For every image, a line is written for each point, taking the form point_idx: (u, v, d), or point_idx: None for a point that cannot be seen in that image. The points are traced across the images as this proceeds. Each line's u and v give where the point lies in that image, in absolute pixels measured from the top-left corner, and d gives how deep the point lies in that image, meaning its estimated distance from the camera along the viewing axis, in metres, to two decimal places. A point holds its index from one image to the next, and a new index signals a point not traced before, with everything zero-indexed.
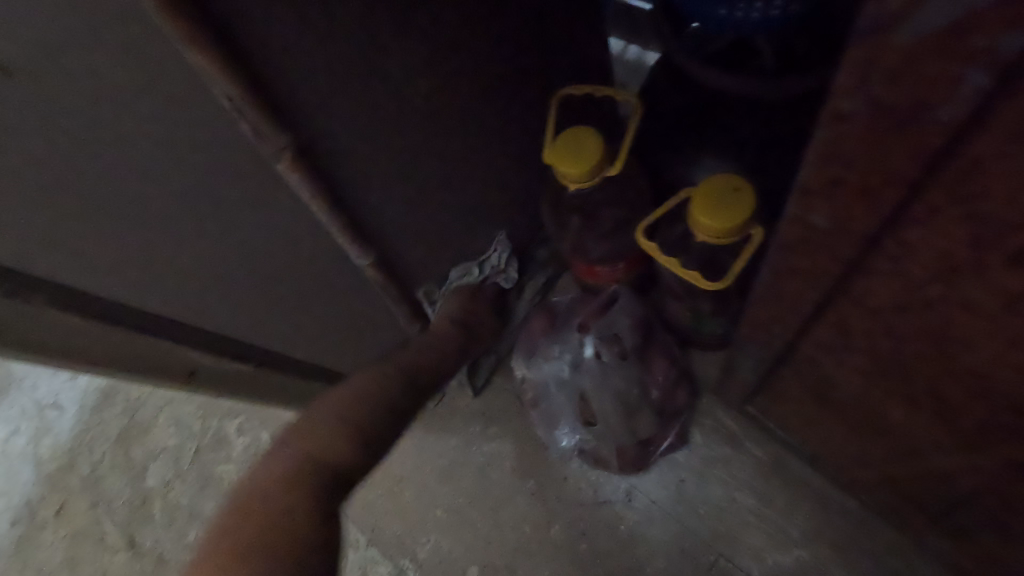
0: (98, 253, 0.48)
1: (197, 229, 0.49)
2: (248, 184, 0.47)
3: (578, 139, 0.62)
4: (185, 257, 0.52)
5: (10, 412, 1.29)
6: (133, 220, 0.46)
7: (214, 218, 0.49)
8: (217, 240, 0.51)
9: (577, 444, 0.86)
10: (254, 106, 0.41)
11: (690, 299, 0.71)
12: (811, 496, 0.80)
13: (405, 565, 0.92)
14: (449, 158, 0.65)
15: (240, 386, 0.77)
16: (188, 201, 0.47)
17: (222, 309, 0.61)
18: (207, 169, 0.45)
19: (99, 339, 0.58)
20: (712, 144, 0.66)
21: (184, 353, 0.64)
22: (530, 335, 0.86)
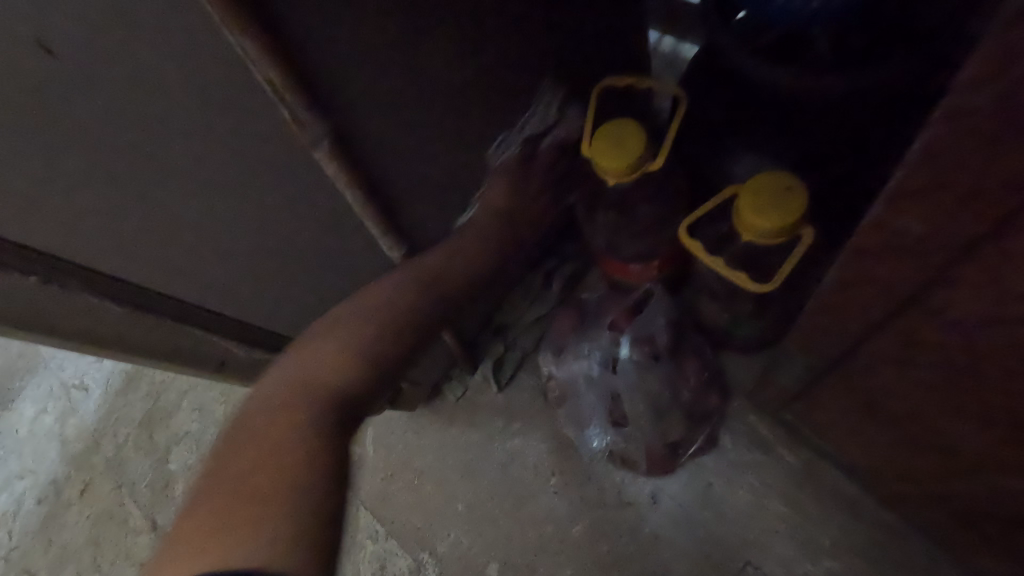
0: (132, 238, 0.47)
1: (232, 218, 0.49)
2: (287, 174, 0.46)
3: (620, 131, 0.59)
4: (218, 245, 0.51)
5: (37, 392, 1.31)
6: (170, 208, 0.46)
7: (250, 207, 0.48)
8: (251, 228, 0.51)
9: (607, 445, 0.85)
10: (297, 93, 0.39)
11: (728, 301, 0.69)
12: (844, 505, 0.78)
13: (425, 559, 0.91)
14: (484, 150, 0.63)
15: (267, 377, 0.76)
16: (225, 189, 0.46)
17: (253, 299, 0.61)
18: (247, 157, 0.44)
19: (122, 326, 0.57)
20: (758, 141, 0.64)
21: (209, 341, 0.63)
22: (559, 333, 0.84)
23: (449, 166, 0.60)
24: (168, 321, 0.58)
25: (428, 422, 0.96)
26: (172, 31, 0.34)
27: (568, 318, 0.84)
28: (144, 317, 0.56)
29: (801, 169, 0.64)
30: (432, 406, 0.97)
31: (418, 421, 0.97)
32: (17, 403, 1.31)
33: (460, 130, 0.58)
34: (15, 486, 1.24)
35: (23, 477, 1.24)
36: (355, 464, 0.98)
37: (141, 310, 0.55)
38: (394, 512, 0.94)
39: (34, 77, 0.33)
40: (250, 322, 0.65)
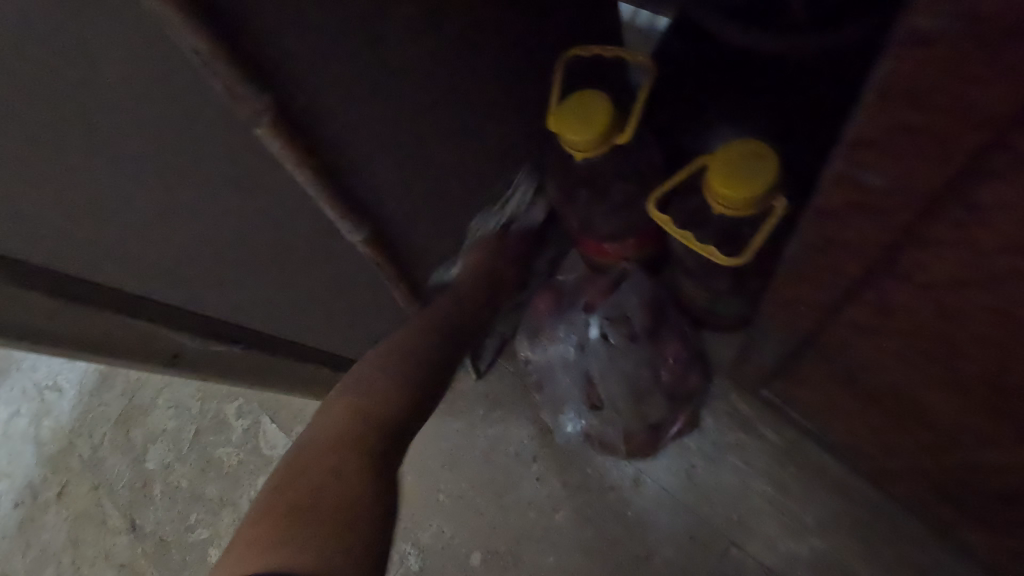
0: (57, 222, 0.44)
1: (172, 203, 0.46)
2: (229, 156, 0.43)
3: (586, 103, 0.57)
4: (161, 231, 0.48)
5: (10, 393, 1.28)
6: (103, 191, 0.43)
7: (192, 192, 0.45)
8: (197, 213, 0.48)
9: (582, 428, 0.83)
10: (229, 62, 0.35)
11: (705, 278, 0.67)
12: (828, 483, 0.77)
13: (408, 550, 0.90)
14: (448, 127, 0.60)
15: (229, 371, 0.74)
16: (162, 171, 0.43)
17: (208, 289, 0.58)
18: (184, 141, 0.41)
19: (64, 320, 0.55)
20: (733, 110, 0.62)
21: (161, 332, 0.61)
22: (535, 316, 0.82)
23: (411, 145, 0.57)
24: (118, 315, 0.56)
25: None
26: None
27: (545, 301, 0.82)
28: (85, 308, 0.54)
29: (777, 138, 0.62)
30: None
31: None
32: None
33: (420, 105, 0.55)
34: None
35: None
36: None
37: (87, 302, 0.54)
38: None
39: None
40: (208, 314, 0.63)
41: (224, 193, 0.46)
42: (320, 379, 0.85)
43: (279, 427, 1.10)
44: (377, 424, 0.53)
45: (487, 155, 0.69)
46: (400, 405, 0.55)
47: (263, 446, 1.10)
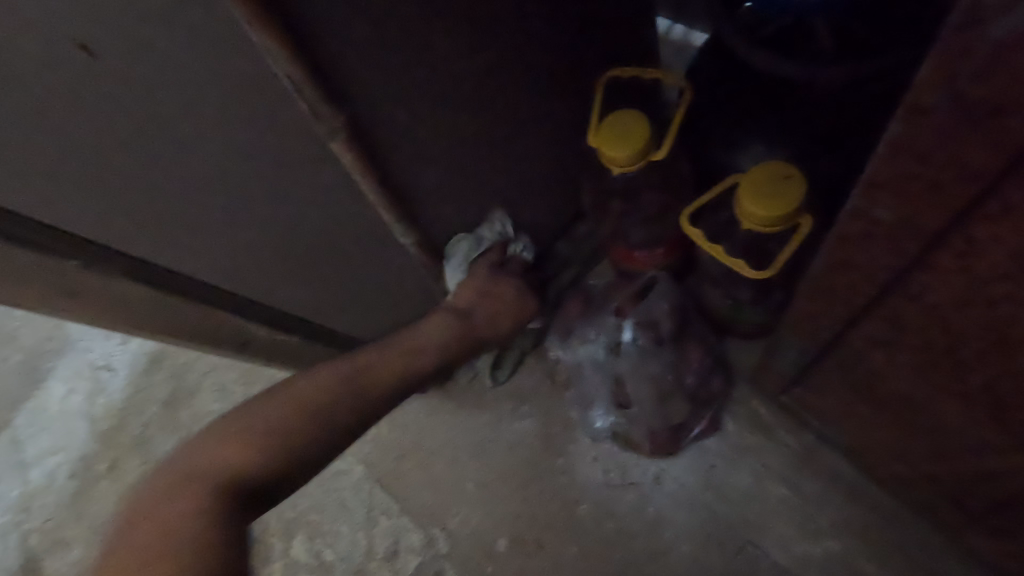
0: (155, 226, 0.50)
1: (252, 206, 0.51)
2: (306, 163, 0.49)
3: (624, 121, 0.61)
4: (231, 223, 0.53)
5: (66, 371, 1.38)
6: (186, 188, 0.47)
7: (269, 192, 0.51)
8: (273, 215, 0.53)
9: (610, 425, 0.87)
10: (313, 85, 0.42)
11: (730, 287, 0.71)
12: (843, 488, 0.80)
13: (436, 534, 0.95)
14: (493, 140, 0.65)
15: (249, 349, 0.73)
16: (245, 174, 0.48)
17: (279, 287, 0.65)
18: (271, 149, 0.46)
19: (150, 309, 0.59)
20: (763, 129, 0.65)
21: (232, 322, 0.66)
22: (566, 318, 0.87)
23: (459, 157, 0.62)
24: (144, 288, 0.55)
25: (439, 405, 1.00)
26: (200, 32, 0.37)
27: (575, 304, 0.86)
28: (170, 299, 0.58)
29: (805, 157, 0.65)
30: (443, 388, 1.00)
31: (428, 402, 1.00)
32: (48, 382, 1.38)
33: (470, 119, 0.60)
34: (47, 461, 1.31)
35: (55, 453, 1.31)
36: (369, 442, 1.02)
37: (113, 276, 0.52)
38: (407, 489, 0.98)
39: (68, 75, 0.36)
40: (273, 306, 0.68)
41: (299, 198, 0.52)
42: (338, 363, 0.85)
43: None
44: (291, 454, 0.49)
45: (527, 165, 0.74)
46: (305, 445, 0.50)
47: None
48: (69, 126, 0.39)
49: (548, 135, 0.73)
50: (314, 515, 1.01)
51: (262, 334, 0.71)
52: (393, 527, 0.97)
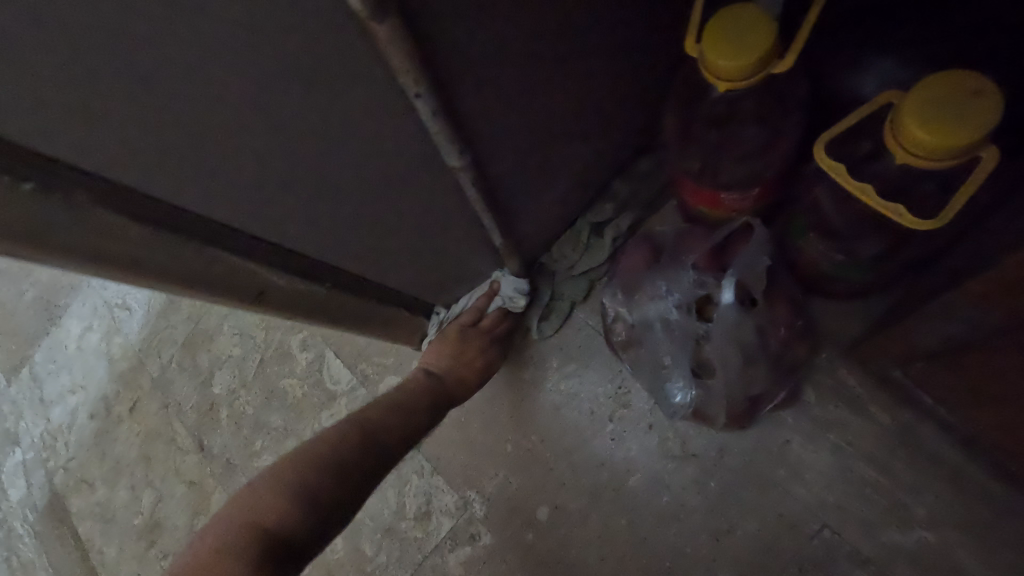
0: (207, 172, 0.37)
1: (199, 106, 0.32)
2: (294, 52, 0.32)
3: (743, 20, 0.47)
4: (116, 117, 0.31)
5: (82, 308, 1.32)
6: (155, 91, 0.30)
7: (205, 76, 0.31)
8: (249, 132, 0.36)
9: (692, 400, 0.71)
10: None
11: (850, 240, 0.57)
12: (945, 472, 0.69)
13: (471, 497, 0.89)
14: (563, 50, 0.51)
15: (163, 279, 0.45)
16: (154, 36, 0.28)
17: (340, 245, 0.53)
18: (285, 48, 0.32)
19: (206, 274, 0.47)
20: (898, 45, 0.53)
21: (297, 285, 0.54)
22: (627, 270, 0.75)
23: (524, 70, 0.49)
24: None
25: None
26: None
27: (640, 255, 0.75)
28: (225, 257, 0.46)
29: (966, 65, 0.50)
30: None
31: None
32: (64, 318, 1.33)
33: (546, 18, 0.46)
34: (69, 399, 1.28)
35: (75, 392, 1.28)
36: None
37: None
38: (440, 448, 0.91)
39: None
40: (338, 265, 0.56)
41: (299, 109, 0.36)
42: (329, 304, 0.61)
43: (342, 364, 1.07)
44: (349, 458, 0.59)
45: (599, 83, 0.60)
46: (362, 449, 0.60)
47: (327, 381, 1.07)
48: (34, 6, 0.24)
49: (630, 45, 0.59)
50: None
51: (329, 293, 0.59)
52: (424, 488, 0.90)
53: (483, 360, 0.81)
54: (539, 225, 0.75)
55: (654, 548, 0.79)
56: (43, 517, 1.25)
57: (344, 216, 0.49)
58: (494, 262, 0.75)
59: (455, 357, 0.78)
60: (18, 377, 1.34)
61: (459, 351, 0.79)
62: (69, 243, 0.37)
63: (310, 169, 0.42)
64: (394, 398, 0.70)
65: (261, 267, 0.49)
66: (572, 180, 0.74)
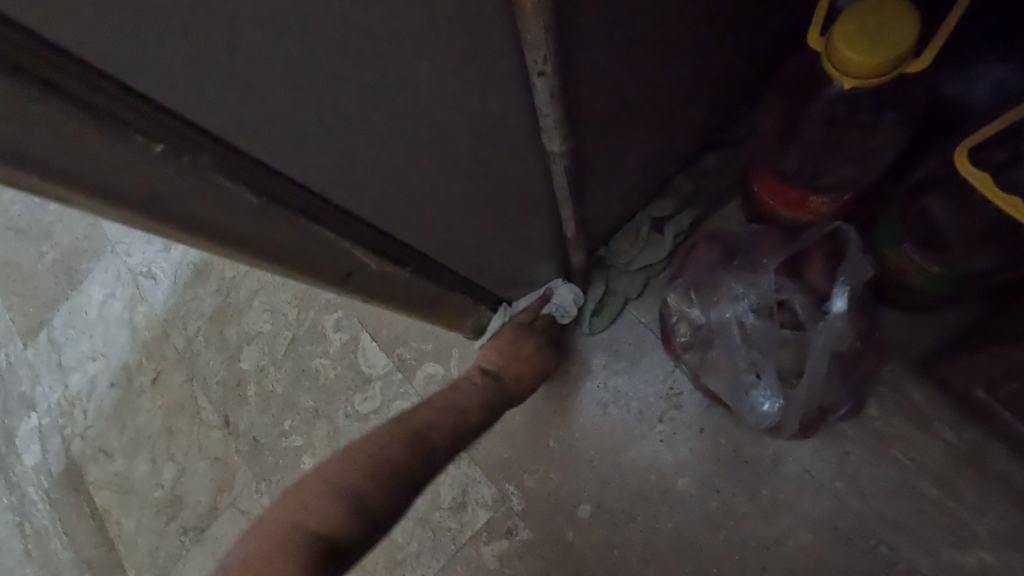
0: (313, 146, 0.34)
1: (329, 62, 0.28)
2: (431, 21, 0.29)
3: (882, 10, 0.44)
4: (246, 81, 0.27)
5: (106, 275, 1.28)
6: (281, 52, 0.26)
7: (342, 31, 0.27)
8: (374, 98, 0.32)
9: (778, 406, 0.69)
10: None
11: (954, 253, 0.55)
12: (1013, 495, 0.68)
13: (509, 490, 0.87)
14: (669, 35, 0.48)
15: (241, 248, 0.41)
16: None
17: (423, 227, 0.50)
18: (420, 21, 0.29)
19: (295, 246, 0.44)
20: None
21: (381, 266, 0.52)
22: (696, 270, 0.72)
23: (629, 54, 0.46)
24: (26, 99, 0.24)
25: None
26: None
27: (710, 254, 0.72)
28: (320, 231, 0.43)
29: None
30: None
31: None
32: (86, 284, 1.30)
33: (659, 1, 0.43)
34: (89, 366, 1.25)
35: (95, 359, 1.25)
36: (436, 382, 1.01)
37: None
38: (480, 440, 0.89)
39: None
40: (421, 249, 0.54)
41: (424, 86, 0.33)
42: (405, 287, 0.58)
43: (378, 347, 1.05)
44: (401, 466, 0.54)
45: (689, 72, 0.57)
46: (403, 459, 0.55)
47: (362, 363, 1.05)
48: None
49: (725, 34, 0.56)
50: None
51: (406, 276, 0.56)
52: (462, 479, 0.88)
53: (539, 359, 0.77)
54: (603, 218, 0.73)
55: (699, 555, 0.77)
56: (58, 484, 1.23)
57: (436, 201, 0.46)
58: (557, 254, 0.73)
59: (512, 354, 0.75)
60: (36, 340, 1.31)
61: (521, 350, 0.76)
62: (129, 195, 0.32)
63: (419, 148, 0.39)
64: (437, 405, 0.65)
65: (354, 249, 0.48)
66: (641, 172, 0.71)
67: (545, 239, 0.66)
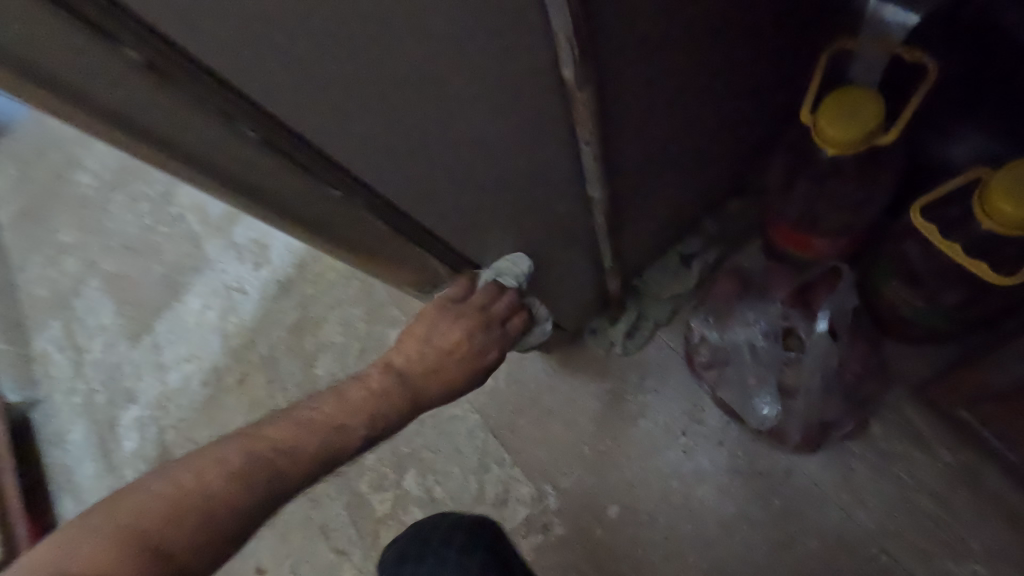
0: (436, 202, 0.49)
1: (449, 144, 0.44)
2: (511, 113, 0.44)
3: (856, 99, 0.57)
4: (400, 159, 0.42)
5: (203, 288, 1.49)
6: (425, 140, 0.42)
7: (462, 120, 0.42)
8: (474, 167, 0.47)
9: (777, 413, 0.79)
10: (572, 40, 0.40)
11: (933, 288, 0.65)
12: (1003, 512, 0.76)
13: (547, 490, 0.98)
14: (685, 106, 0.63)
15: (360, 260, 0.57)
16: (440, 109, 0.40)
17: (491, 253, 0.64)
18: (505, 112, 0.44)
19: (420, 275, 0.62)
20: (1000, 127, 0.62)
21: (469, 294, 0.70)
22: (717, 299, 0.84)
23: (653, 122, 0.60)
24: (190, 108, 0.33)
25: (561, 367, 1.01)
26: None
27: (730, 286, 0.84)
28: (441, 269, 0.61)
29: None
30: (568, 350, 1.01)
31: (549, 362, 1.02)
32: (186, 296, 1.50)
33: (676, 85, 0.58)
34: (184, 367, 1.45)
35: (190, 361, 1.45)
36: None
37: (237, 147, 0.37)
38: (522, 445, 1.01)
39: (402, 24, 0.33)
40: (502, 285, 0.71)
41: (506, 154, 0.48)
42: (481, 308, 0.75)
43: None
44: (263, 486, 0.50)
45: (704, 133, 0.71)
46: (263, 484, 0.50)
47: None
48: (369, 83, 0.35)
49: (732, 104, 0.70)
50: (427, 453, 1.07)
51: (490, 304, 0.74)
52: (504, 478, 1.00)
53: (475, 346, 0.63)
54: (637, 252, 0.86)
55: (715, 556, 0.86)
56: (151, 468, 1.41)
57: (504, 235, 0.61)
58: (596, 281, 0.86)
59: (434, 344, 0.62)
60: (141, 342, 1.52)
61: (449, 349, 0.62)
62: (254, 188, 0.42)
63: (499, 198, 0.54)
64: (335, 409, 0.56)
65: (425, 261, 0.59)
66: (670, 214, 0.84)
67: (587, 268, 0.79)
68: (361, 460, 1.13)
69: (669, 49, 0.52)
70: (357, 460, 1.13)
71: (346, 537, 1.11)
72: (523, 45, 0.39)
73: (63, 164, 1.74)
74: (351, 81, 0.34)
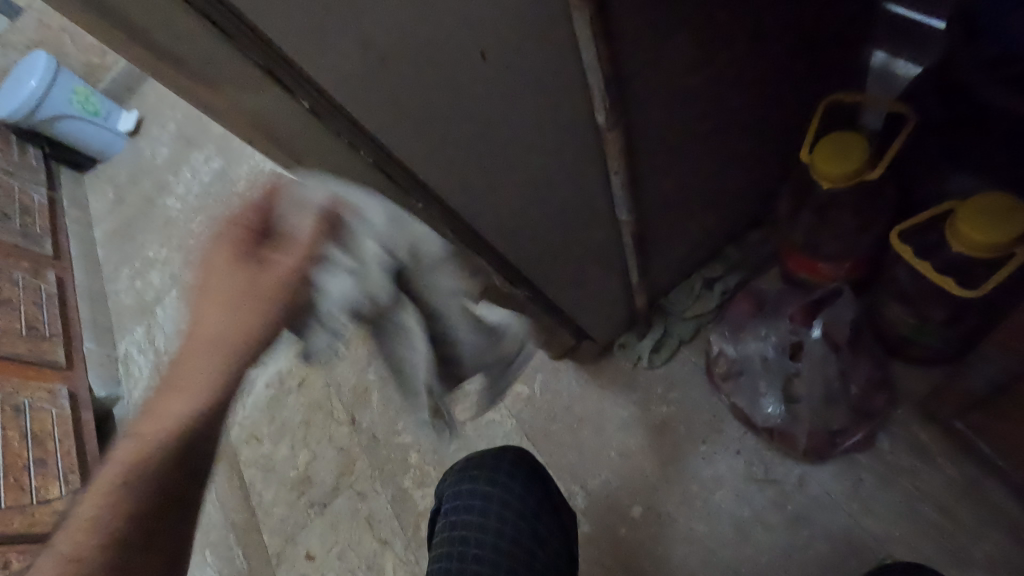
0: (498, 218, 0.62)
1: (509, 171, 0.57)
2: (557, 146, 0.58)
3: (846, 141, 0.68)
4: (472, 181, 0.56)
5: None
6: (492, 167, 0.56)
7: (521, 151, 0.56)
8: (528, 191, 0.61)
9: (780, 412, 0.87)
10: (605, 92, 0.54)
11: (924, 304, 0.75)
12: (1003, 522, 0.81)
13: (576, 490, 1.06)
14: (702, 144, 0.75)
15: None
16: (505, 142, 0.54)
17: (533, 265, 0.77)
18: (554, 147, 0.58)
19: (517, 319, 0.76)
20: (981, 166, 0.73)
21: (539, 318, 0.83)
22: (735, 316, 0.94)
23: (674, 158, 0.73)
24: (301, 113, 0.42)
25: (592, 377, 1.10)
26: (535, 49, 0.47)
27: (746, 304, 0.93)
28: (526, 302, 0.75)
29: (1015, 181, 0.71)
30: (599, 362, 1.10)
31: (582, 373, 1.12)
32: None
33: (693, 128, 0.71)
34: None
35: None
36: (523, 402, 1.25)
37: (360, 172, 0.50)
38: (554, 448, 1.10)
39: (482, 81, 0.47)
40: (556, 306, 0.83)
41: (552, 180, 0.62)
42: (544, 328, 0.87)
43: None
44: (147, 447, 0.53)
45: (721, 169, 0.83)
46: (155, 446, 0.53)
47: None
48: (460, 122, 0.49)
49: (745, 143, 0.82)
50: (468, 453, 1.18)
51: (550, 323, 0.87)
52: None
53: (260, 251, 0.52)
54: (663, 272, 0.97)
55: (732, 556, 0.93)
56: None
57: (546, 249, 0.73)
58: (625, 297, 0.96)
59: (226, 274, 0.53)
60: None
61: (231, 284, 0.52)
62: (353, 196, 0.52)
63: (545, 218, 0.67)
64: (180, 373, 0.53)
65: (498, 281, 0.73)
66: (694, 240, 0.95)
67: (617, 283, 0.90)
68: (407, 458, 1.24)
69: (686, 99, 0.65)
70: (403, 457, 1.24)
71: (389, 527, 1.21)
72: (568, 95, 0.53)
73: (156, 189, 1.98)
74: (445, 118, 0.48)
